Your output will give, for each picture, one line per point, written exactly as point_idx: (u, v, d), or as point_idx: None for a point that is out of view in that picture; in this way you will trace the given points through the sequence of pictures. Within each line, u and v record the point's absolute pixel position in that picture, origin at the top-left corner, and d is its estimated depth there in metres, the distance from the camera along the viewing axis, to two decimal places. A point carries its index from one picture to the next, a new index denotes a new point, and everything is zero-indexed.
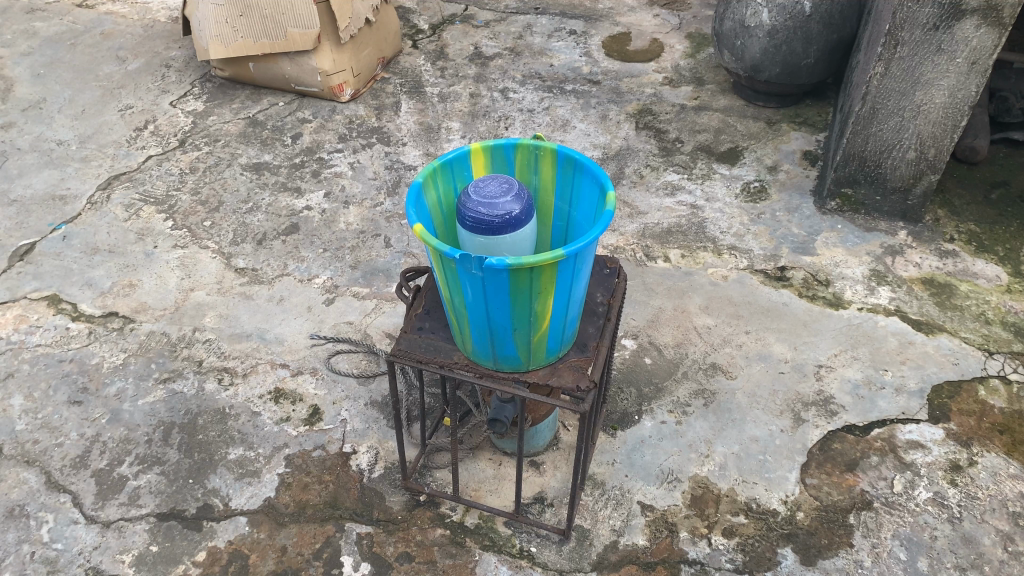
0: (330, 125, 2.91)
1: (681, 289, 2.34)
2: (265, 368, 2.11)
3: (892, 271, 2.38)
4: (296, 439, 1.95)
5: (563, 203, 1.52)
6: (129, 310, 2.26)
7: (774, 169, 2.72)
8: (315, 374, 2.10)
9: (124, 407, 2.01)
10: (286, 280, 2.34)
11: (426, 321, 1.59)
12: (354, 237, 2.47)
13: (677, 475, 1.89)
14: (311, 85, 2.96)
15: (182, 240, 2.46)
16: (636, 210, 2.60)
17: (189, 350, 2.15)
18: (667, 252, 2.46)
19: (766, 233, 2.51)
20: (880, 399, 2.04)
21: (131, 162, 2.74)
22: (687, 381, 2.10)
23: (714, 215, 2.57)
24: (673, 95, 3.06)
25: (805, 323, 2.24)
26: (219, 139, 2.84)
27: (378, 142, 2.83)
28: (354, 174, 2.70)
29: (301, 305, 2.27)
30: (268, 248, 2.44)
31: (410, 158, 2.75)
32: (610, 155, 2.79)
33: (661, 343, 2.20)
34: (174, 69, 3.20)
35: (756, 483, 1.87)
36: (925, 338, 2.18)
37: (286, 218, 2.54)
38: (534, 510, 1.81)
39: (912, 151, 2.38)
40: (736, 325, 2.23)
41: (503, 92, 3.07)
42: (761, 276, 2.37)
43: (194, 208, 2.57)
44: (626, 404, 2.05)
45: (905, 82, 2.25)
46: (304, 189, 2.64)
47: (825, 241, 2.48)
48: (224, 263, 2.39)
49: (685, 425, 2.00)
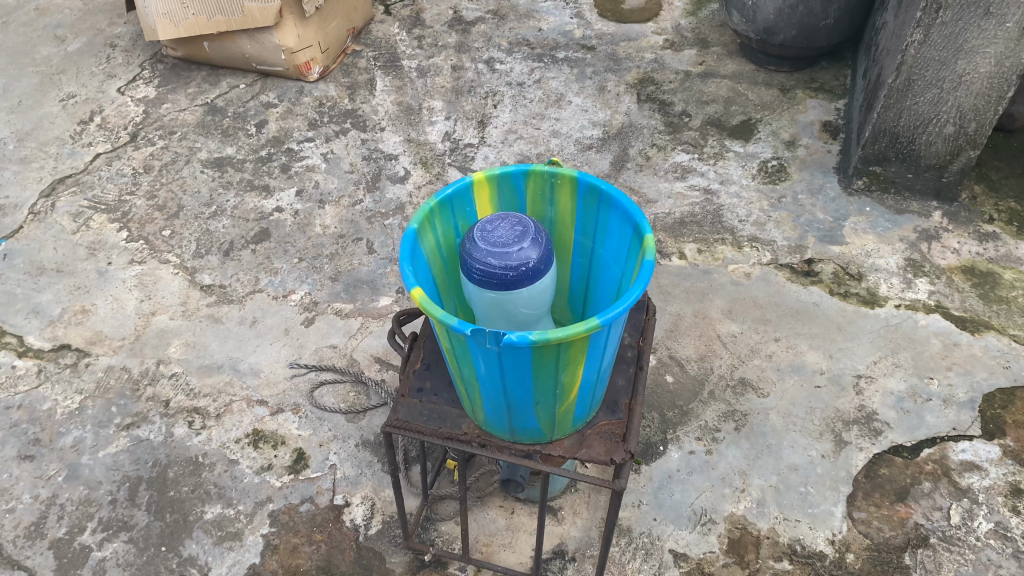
0: (298, 109, 2.58)
1: (701, 291, 2.09)
2: (240, 406, 1.87)
3: (929, 260, 2.16)
4: (280, 492, 1.73)
5: (585, 238, 1.28)
6: (84, 341, 2.00)
7: (792, 144, 2.46)
8: (298, 412, 1.86)
9: (83, 461, 1.78)
10: (259, 298, 2.08)
11: (427, 380, 1.34)
12: (333, 244, 2.19)
13: (710, 515, 1.69)
14: (274, 64, 2.62)
15: (139, 253, 2.18)
16: (645, 198, 2.32)
17: (153, 389, 1.91)
18: (682, 247, 2.19)
19: (788, 221, 2.25)
20: (927, 414, 1.85)
21: (77, 162, 2.41)
22: (715, 403, 1.87)
23: (731, 201, 2.31)
24: (676, 61, 2.77)
25: (840, 326, 2.01)
26: (174, 131, 2.50)
27: (353, 127, 2.51)
28: (328, 166, 2.39)
29: (278, 327, 2.02)
30: (236, 260, 2.16)
31: (390, 146, 2.45)
32: (611, 134, 2.51)
33: (683, 357, 1.96)
34: (119, 49, 2.83)
35: (798, 521, 1.68)
36: (972, 339, 1.98)
37: (254, 223, 2.25)
38: (554, 568, 1.61)
39: (950, 125, 2.14)
40: (764, 332, 2.00)
41: (488, 63, 2.77)
42: (787, 271, 2.13)
43: (150, 215, 2.27)
44: (649, 432, 1.83)
45: (946, 50, 2.00)
46: (273, 187, 2.33)
47: (854, 228, 2.23)
48: (187, 280, 2.12)
49: (716, 455, 1.79)
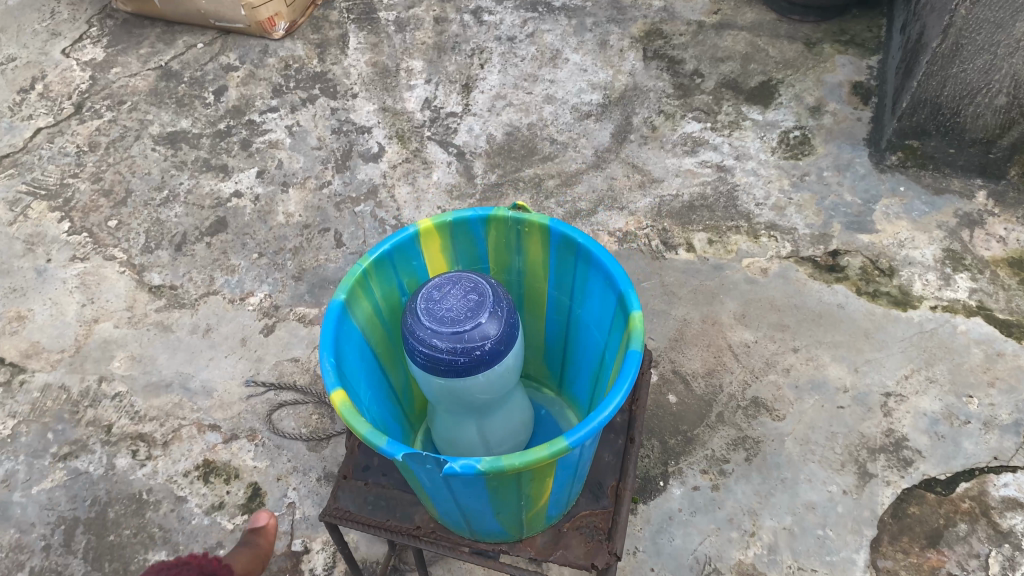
0: (261, 73, 2.32)
1: (710, 291, 1.85)
2: (190, 432, 1.67)
3: (971, 250, 1.89)
4: (231, 536, 1.51)
5: (560, 293, 1.06)
6: (19, 353, 1.80)
7: (817, 110, 2.17)
8: (254, 439, 1.64)
9: (14, 498, 1.60)
10: (213, 301, 1.85)
11: (375, 458, 1.14)
12: (296, 235, 1.95)
13: (715, 565, 1.48)
14: (235, 21, 2.35)
15: (82, 248, 1.95)
16: (649, 176, 2.06)
17: (94, 412, 1.70)
18: (691, 237, 1.94)
19: (812, 204, 1.99)
20: (965, 440, 1.61)
21: (16, 140, 2.19)
22: (723, 428, 1.65)
23: (747, 179, 2.04)
24: (687, 10, 2.46)
25: (867, 333, 1.77)
26: (124, 100, 2.27)
27: (322, 94, 2.26)
28: (294, 142, 2.14)
29: (233, 337, 1.79)
30: (189, 255, 1.93)
31: (362, 117, 2.19)
32: (613, 100, 2.23)
33: (688, 373, 1.74)
34: (66, 3, 2.58)
35: (814, 571, 1.47)
36: (1018, 347, 1.73)
37: (210, 210, 2.01)
38: None
39: (1002, 96, 1.85)
40: (781, 341, 1.77)
41: (476, 13, 2.48)
42: (809, 266, 1.88)
43: (95, 201, 2.04)
44: (648, 464, 1.62)
45: (1002, 10, 1.69)
46: (231, 167, 2.09)
47: (885, 212, 1.97)
48: (135, 281, 1.90)
49: (723, 491, 1.57)
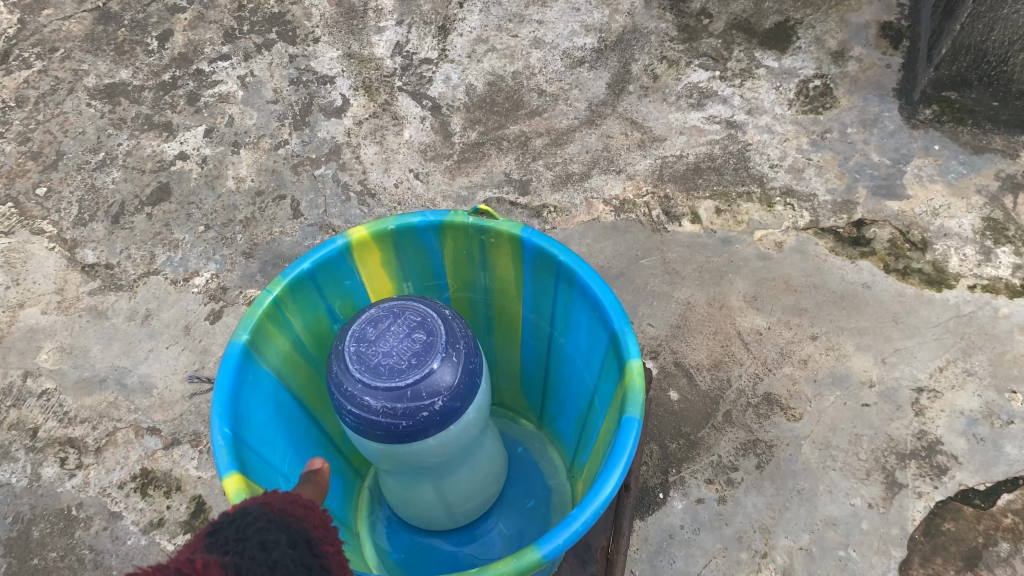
0: (211, 14, 2.07)
1: (718, 269, 1.63)
2: (125, 437, 1.45)
3: (1015, 219, 1.65)
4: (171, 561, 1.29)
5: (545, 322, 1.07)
6: None
7: (841, 55, 1.91)
8: (197, 445, 1.43)
9: None
10: (154, 282, 1.64)
11: None
12: (248, 204, 1.72)
13: None
14: None
15: (7, 221, 1.74)
16: (649, 134, 1.82)
17: (16, 413, 1.49)
18: (696, 206, 1.71)
19: (833, 164, 1.75)
20: (1007, 443, 1.40)
21: None
22: (731, 430, 1.45)
23: (760, 137, 1.80)
24: None
25: (896, 317, 1.56)
26: (56, 47, 2.04)
27: (280, 39, 2.00)
28: (247, 94, 1.90)
29: (175, 325, 1.58)
30: (127, 228, 1.72)
31: (324, 65, 1.94)
32: (609, 44, 1.98)
33: (692, 365, 1.53)
34: None
35: None
36: None
37: (151, 175, 1.79)
38: None
39: None
40: (797, 328, 1.56)
41: None
42: (831, 238, 1.66)
43: (22, 165, 1.82)
44: (645, 474, 1.42)
45: None
46: (176, 125, 1.86)
47: (918, 174, 1.73)
48: (66, 258, 1.68)
49: (732, 505, 1.37)
